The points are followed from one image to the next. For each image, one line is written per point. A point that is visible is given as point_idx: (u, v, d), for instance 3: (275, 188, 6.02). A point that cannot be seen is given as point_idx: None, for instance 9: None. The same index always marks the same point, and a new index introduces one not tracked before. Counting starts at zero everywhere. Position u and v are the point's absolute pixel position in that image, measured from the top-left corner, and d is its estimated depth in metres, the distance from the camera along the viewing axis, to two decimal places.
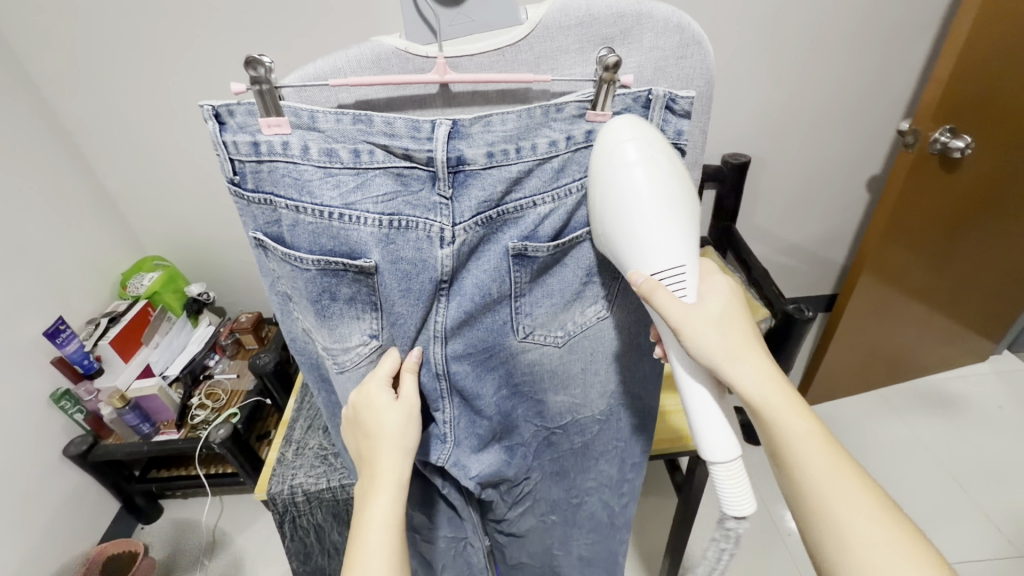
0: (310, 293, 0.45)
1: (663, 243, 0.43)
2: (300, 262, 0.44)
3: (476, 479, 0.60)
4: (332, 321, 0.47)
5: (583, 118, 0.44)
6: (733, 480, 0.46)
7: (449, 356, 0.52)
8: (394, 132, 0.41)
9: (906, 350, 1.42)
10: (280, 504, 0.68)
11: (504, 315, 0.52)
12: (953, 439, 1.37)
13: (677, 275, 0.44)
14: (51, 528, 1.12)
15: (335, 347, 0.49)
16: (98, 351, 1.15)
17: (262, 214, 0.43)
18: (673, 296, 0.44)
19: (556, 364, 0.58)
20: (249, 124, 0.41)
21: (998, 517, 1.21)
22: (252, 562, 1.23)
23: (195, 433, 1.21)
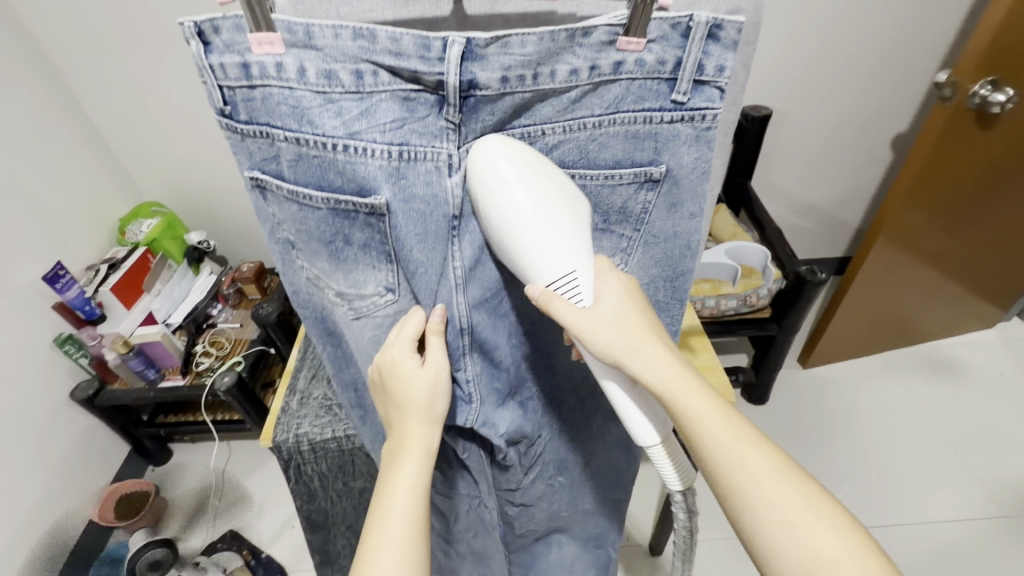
0: (322, 234, 0.44)
1: (555, 254, 0.42)
2: (310, 200, 0.42)
3: (504, 436, 0.61)
4: (347, 265, 0.46)
5: (613, 45, 0.40)
6: (669, 455, 0.49)
7: (471, 308, 0.50)
8: (401, 51, 0.37)
9: (914, 316, 1.41)
10: (285, 452, 0.69)
11: None
12: (951, 403, 1.38)
13: (571, 282, 0.44)
14: (62, 469, 1.15)
15: (350, 292, 0.48)
16: (99, 297, 1.15)
17: (258, 149, 0.41)
18: (570, 304, 0.43)
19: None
20: (236, 42, 0.37)
21: (988, 479, 1.23)
22: (260, 504, 1.26)
23: (200, 380, 1.22)
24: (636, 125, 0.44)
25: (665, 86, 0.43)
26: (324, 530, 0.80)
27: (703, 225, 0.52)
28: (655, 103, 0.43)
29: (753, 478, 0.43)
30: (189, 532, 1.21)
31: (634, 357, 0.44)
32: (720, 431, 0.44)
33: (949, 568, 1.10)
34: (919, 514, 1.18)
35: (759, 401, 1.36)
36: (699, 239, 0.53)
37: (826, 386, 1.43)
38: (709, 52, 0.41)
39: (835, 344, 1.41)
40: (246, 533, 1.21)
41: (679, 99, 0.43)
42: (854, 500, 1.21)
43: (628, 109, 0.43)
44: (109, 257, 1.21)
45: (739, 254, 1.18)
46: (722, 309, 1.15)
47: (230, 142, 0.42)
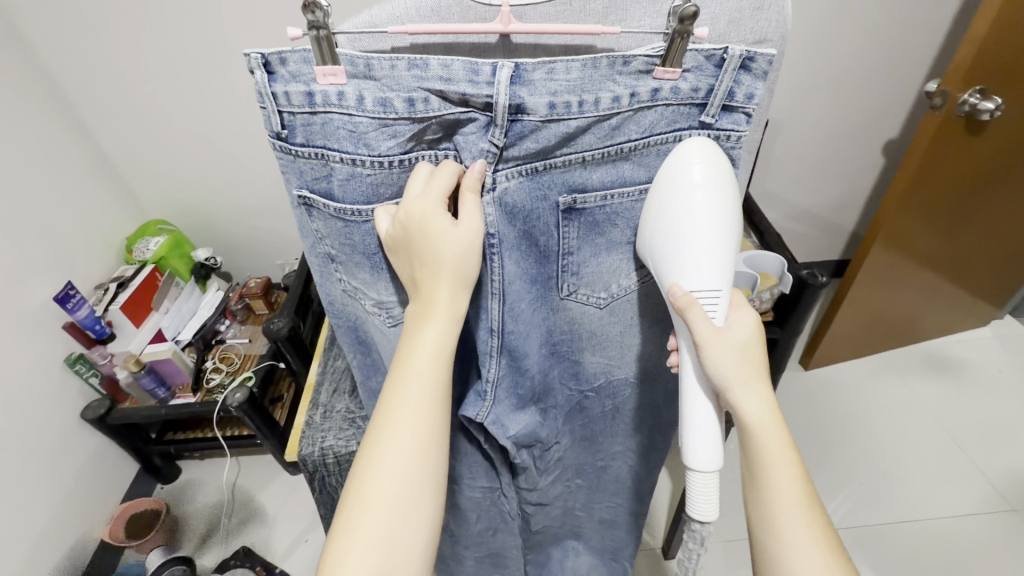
0: (368, 246, 0.48)
1: (705, 263, 0.44)
2: (360, 214, 0.46)
3: (513, 438, 0.61)
4: (384, 273, 0.50)
5: (649, 74, 0.43)
6: (710, 490, 0.47)
7: (505, 317, 0.52)
8: (452, 76, 0.41)
9: (910, 317, 1.44)
10: (311, 465, 0.69)
11: (550, 268, 0.52)
12: (951, 400, 1.41)
13: (712, 299, 0.45)
14: (73, 491, 1.14)
15: (392, 300, 0.52)
16: (109, 316, 1.15)
17: (310, 169, 0.44)
18: (705, 314, 0.44)
19: (598, 326, 0.58)
20: (302, 73, 0.41)
21: (991, 473, 1.26)
22: (272, 520, 1.26)
23: (210, 397, 1.22)
24: (665, 147, 0.47)
25: (698, 111, 0.45)
26: None
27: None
28: (685, 124, 0.46)
29: (796, 538, 0.46)
30: (202, 550, 1.21)
31: (738, 387, 0.45)
32: (785, 487, 0.47)
33: (957, 564, 1.12)
34: (925, 512, 1.20)
35: None
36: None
37: (828, 387, 1.45)
38: (740, 81, 0.44)
39: (835, 345, 1.44)
40: (259, 549, 1.21)
41: (707, 121, 0.45)
42: (860, 498, 1.23)
43: (662, 131, 0.46)
44: (118, 275, 1.22)
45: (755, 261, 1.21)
46: None
47: (281, 163, 0.45)
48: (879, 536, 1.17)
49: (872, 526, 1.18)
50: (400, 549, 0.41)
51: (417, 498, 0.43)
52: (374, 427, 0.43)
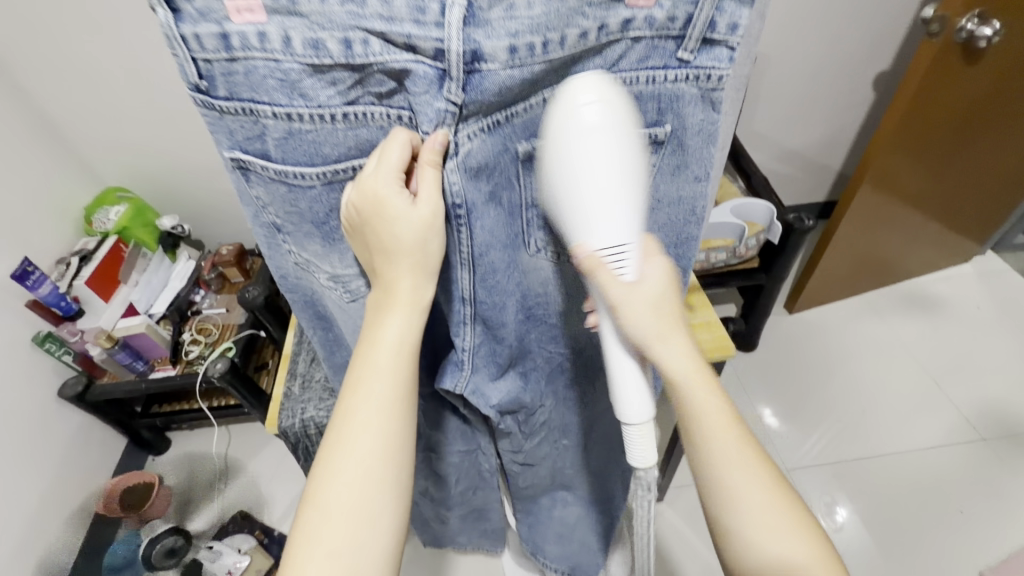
0: (318, 213, 0.45)
1: (608, 221, 0.41)
2: (303, 177, 0.42)
3: (496, 406, 0.62)
4: (338, 243, 0.47)
5: (622, 2, 0.38)
6: (643, 437, 0.47)
7: (475, 283, 0.50)
8: (393, 15, 0.35)
9: (895, 258, 1.44)
10: (292, 436, 0.68)
11: (517, 227, 0.49)
12: (930, 338, 1.44)
13: (620, 253, 0.42)
14: (62, 468, 1.13)
15: (349, 273, 0.49)
16: (74, 292, 1.11)
17: (241, 127, 0.40)
18: (614, 274, 0.42)
19: (570, 283, 0.56)
20: (212, 11, 0.35)
21: (966, 405, 1.30)
22: (266, 486, 1.27)
23: (191, 368, 1.20)
24: (638, 87, 0.43)
25: (672, 43, 0.41)
26: None
27: (708, 191, 0.51)
28: (659, 62, 0.42)
29: (739, 489, 0.43)
30: (199, 516, 1.22)
31: (653, 347, 0.44)
32: (723, 449, 0.44)
33: (930, 491, 1.17)
34: (902, 444, 1.24)
35: (747, 348, 1.40)
36: (704, 205, 0.52)
37: (811, 329, 1.47)
38: (723, 9, 0.40)
39: (819, 288, 1.44)
40: (257, 512, 1.22)
41: (684, 58, 0.41)
42: (839, 433, 1.27)
43: (631, 69, 0.42)
44: (79, 249, 1.17)
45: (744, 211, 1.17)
46: (713, 261, 1.16)
47: (208, 121, 0.40)
48: (857, 469, 1.21)
49: (851, 459, 1.23)
50: (363, 560, 0.40)
51: (379, 502, 0.42)
52: (333, 437, 0.43)
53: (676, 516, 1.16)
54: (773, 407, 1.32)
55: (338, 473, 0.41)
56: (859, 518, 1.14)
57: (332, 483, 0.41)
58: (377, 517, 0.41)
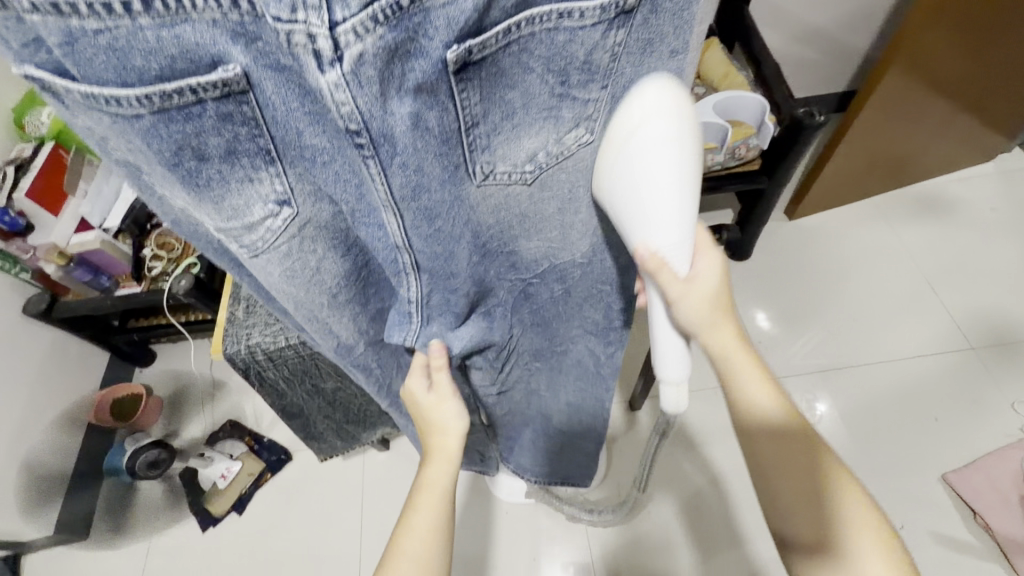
0: (164, 155, 0.34)
1: (665, 222, 0.43)
2: (118, 104, 0.31)
3: (460, 353, 0.59)
4: (212, 191, 0.37)
5: None
6: (679, 393, 0.53)
7: (406, 228, 0.42)
8: None
9: (913, 156, 1.32)
10: (241, 362, 0.64)
11: (455, 156, 0.40)
12: (936, 243, 1.36)
13: (679, 250, 0.45)
14: (43, 383, 1.14)
15: (233, 227, 0.40)
16: (18, 206, 1.02)
17: (11, 30, 0.29)
18: (672, 272, 0.45)
19: (527, 206, 0.49)
20: None
21: (960, 313, 1.26)
22: (252, 396, 1.28)
23: (156, 286, 1.13)
24: None
25: None
26: (303, 419, 0.78)
27: (686, 65, 0.42)
28: None
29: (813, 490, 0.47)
30: (192, 424, 1.26)
31: (707, 333, 0.48)
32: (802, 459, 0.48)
33: (909, 396, 1.17)
34: (888, 352, 1.23)
35: (741, 256, 1.34)
36: (680, 86, 0.43)
37: (812, 235, 1.39)
38: None
39: (825, 191, 1.34)
40: (246, 421, 1.25)
41: None
42: (823, 337, 1.26)
43: None
44: (14, 158, 1.07)
45: (729, 108, 1.03)
46: (709, 164, 1.05)
47: None
48: (840, 374, 1.21)
49: (834, 365, 1.22)
50: None
51: None
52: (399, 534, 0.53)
53: (654, 419, 1.19)
54: (768, 310, 1.29)
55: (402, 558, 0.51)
56: (838, 413, 1.16)
57: (399, 561, 0.51)
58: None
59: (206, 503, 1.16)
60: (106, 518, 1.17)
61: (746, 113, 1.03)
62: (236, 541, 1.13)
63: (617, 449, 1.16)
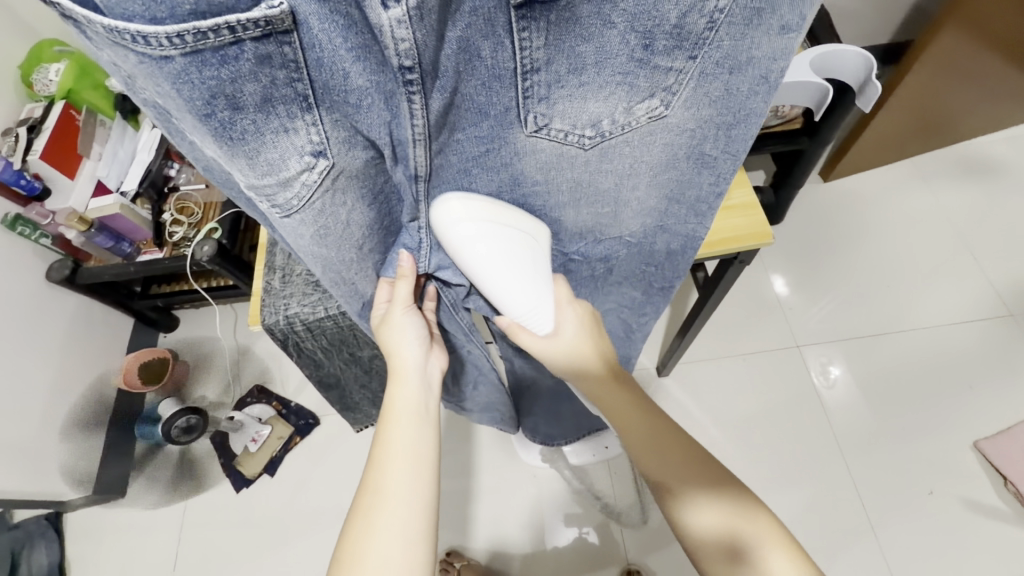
0: (195, 104, 0.29)
1: (515, 301, 0.50)
2: (146, 42, 0.26)
3: (465, 286, 0.58)
4: (247, 146, 0.33)
5: None
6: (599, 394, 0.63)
7: (436, 159, 0.40)
8: None
9: (962, 115, 1.25)
10: (280, 333, 0.63)
11: (506, 101, 0.38)
12: (977, 207, 1.31)
13: (533, 317, 0.51)
14: (71, 350, 1.14)
15: (267, 183, 0.35)
16: (33, 169, 0.99)
17: None
18: (530, 333, 0.53)
19: (582, 173, 0.46)
20: None
21: (999, 280, 1.22)
22: (277, 363, 1.29)
23: (179, 251, 1.12)
24: None
25: None
26: (340, 389, 0.78)
27: (794, 45, 0.38)
28: None
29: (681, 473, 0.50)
30: (218, 389, 1.27)
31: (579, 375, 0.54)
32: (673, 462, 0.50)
33: (941, 364, 1.15)
34: (922, 319, 1.20)
35: (773, 221, 1.29)
36: (782, 69, 0.39)
37: (847, 198, 1.34)
38: None
39: (863, 153, 1.29)
40: (272, 386, 1.27)
41: None
42: (853, 303, 1.23)
43: None
44: (25, 118, 1.04)
45: (828, 65, 0.88)
46: None
47: None
48: (871, 342, 1.19)
49: (862, 330, 1.20)
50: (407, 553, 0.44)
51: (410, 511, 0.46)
52: (376, 461, 0.48)
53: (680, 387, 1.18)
54: (785, 275, 1.27)
55: (387, 475, 0.47)
56: (854, 377, 1.16)
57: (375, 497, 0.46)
58: (416, 494, 0.47)
59: (240, 464, 1.18)
60: (142, 479, 1.20)
61: (848, 69, 0.87)
62: (269, 502, 1.16)
63: None
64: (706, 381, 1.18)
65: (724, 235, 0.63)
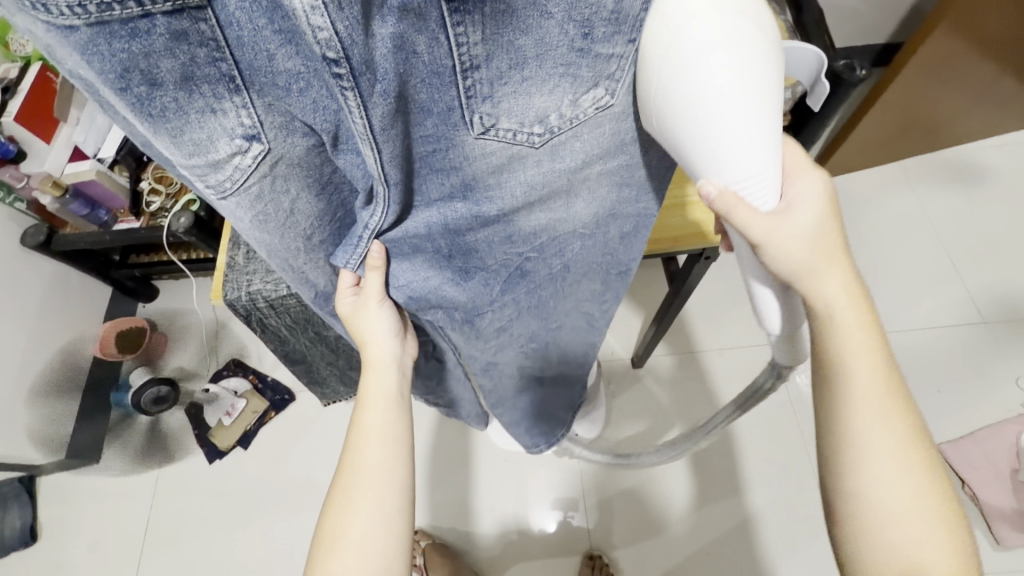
0: (108, 77, 0.28)
1: (729, 161, 0.36)
2: (46, 9, 0.25)
3: (405, 294, 0.54)
4: (173, 125, 0.31)
5: None
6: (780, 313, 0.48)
7: (386, 167, 0.37)
8: None
9: (951, 118, 1.24)
10: (242, 309, 0.63)
11: (450, 99, 0.35)
12: (960, 215, 1.31)
13: (759, 183, 0.38)
14: (45, 316, 1.14)
15: (197, 164, 0.34)
16: (9, 131, 0.97)
17: None
18: (753, 209, 0.38)
19: (537, 172, 0.44)
20: None
21: (976, 289, 1.23)
22: (255, 337, 1.29)
23: (157, 222, 1.10)
24: None
25: None
26: (306, 364, 0.78)
27: None
28: None
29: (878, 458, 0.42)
30: (196, 361, 1.27)
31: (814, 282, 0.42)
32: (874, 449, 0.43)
33: (912, 367, 1.17)
34: (897, 323, 1.21)
35: None
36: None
37: None
38: None
39: (851, 152, 1.28)
40: (249, 360, 1.27)
41: None
42: None
43: None
44: (1, 78, 1.02)
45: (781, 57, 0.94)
46: None
47: None
48: None
49: None
50: (382, 538, 0.48)
51: (385, 499, 0.49)
52: (353, 444, 0.52)
53: (653, 379, 1.20)
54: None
55: (364, 454, 0.51)
56: None
57: (354, 491, 0.49)
58: (395, 473, 0.50)
59: (213, 437, 1.19)
60: (116, 448, 1.20)
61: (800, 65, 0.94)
62: (240, 474, 1.17)
63: (616, 405, 1.18)
64: (679, 375, 1.19)
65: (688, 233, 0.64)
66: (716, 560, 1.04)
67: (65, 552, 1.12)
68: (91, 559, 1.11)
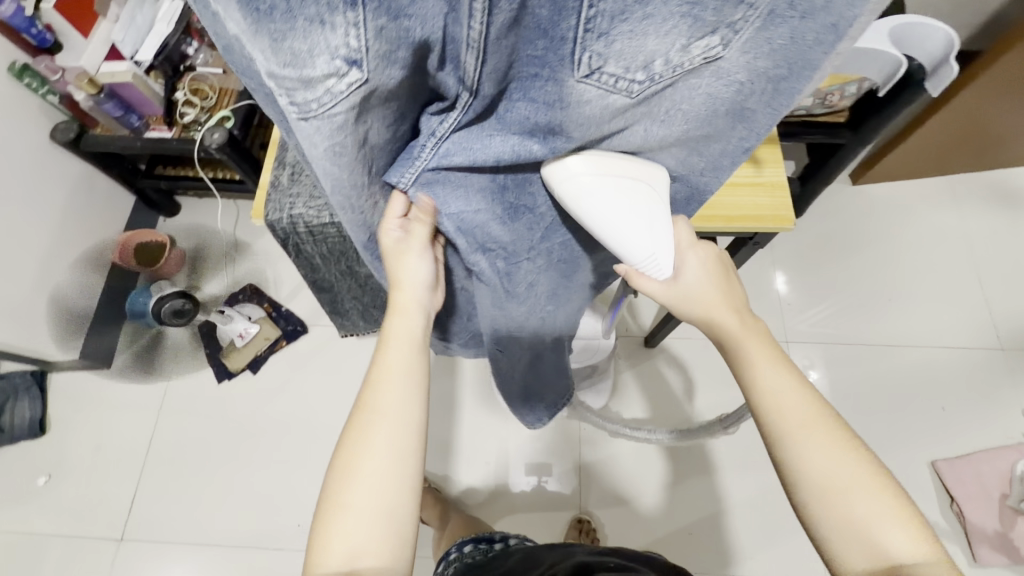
0: None
1: (627, 243, 0.47)
2: None
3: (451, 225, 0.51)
4: (269, 19, 0.29)
5: None
6: None
7: (486, 77, 0.35)
8: None
9: (1005, 143, 1.21)
10: (282, 232, 0.62)
11: (570, 24, 0.32)
12: (998, 239, 1.28)
13: (652, 262, 0.48)
14: (66, 215, 1.13)
15: (288, 76, 0.31)
16: (46, 19, 0.96)
17: None
18: (650, 278, 0.50)
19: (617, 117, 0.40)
20: None
21: (1000, 315, 1.22)
22: (273, 266, 1.29)
23: (188, 134, 1.08)
24: None
25: None
26: (332, 295, 0.78)
27: None
28: None
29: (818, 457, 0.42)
30: (213, 280, 1.27)
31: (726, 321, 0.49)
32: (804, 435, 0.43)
33: (921, 383, 1.17)
34: (915, 338, 1.20)
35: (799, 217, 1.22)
36: (856, 16, 0.33)
37: (870, 205, 1.31)
38: None
39: (900, 161, 1.25)
40: (266, 287, 1.27)
41: None
42: (846, 310, 1.23)
43: None
44: None
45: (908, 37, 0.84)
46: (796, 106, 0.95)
47: None
48: (858, 351, 1.20)
49: (849, 339, 1.21)
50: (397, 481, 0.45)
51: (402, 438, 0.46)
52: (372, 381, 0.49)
53: (663, 360, 1.20)
54: (783, 273, 1.26)
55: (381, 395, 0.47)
56: (833, 384, 1.17)
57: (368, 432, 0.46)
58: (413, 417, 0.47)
59: (224, 357, 1.21)
60: (127, 356, 1.21)
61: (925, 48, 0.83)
62: (246, 396, 1.19)
63: (624, 380, 1.19)
64: (690, 361, 1.20)
65: (747, 213, 0.62)
66: (701, 540, 1.06)
67: (72, 447, 1.15)
68: (96, 457, 1.15)
